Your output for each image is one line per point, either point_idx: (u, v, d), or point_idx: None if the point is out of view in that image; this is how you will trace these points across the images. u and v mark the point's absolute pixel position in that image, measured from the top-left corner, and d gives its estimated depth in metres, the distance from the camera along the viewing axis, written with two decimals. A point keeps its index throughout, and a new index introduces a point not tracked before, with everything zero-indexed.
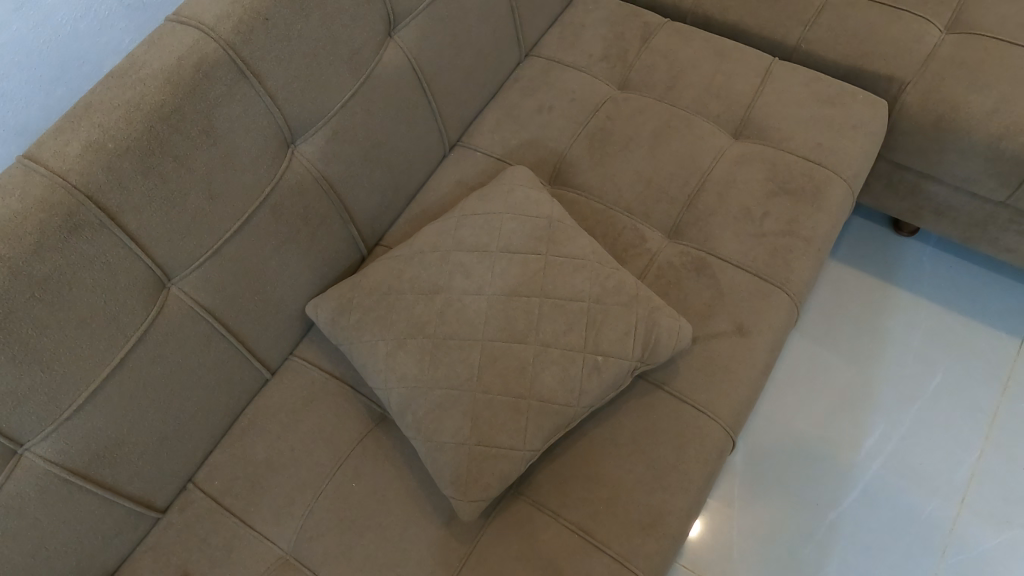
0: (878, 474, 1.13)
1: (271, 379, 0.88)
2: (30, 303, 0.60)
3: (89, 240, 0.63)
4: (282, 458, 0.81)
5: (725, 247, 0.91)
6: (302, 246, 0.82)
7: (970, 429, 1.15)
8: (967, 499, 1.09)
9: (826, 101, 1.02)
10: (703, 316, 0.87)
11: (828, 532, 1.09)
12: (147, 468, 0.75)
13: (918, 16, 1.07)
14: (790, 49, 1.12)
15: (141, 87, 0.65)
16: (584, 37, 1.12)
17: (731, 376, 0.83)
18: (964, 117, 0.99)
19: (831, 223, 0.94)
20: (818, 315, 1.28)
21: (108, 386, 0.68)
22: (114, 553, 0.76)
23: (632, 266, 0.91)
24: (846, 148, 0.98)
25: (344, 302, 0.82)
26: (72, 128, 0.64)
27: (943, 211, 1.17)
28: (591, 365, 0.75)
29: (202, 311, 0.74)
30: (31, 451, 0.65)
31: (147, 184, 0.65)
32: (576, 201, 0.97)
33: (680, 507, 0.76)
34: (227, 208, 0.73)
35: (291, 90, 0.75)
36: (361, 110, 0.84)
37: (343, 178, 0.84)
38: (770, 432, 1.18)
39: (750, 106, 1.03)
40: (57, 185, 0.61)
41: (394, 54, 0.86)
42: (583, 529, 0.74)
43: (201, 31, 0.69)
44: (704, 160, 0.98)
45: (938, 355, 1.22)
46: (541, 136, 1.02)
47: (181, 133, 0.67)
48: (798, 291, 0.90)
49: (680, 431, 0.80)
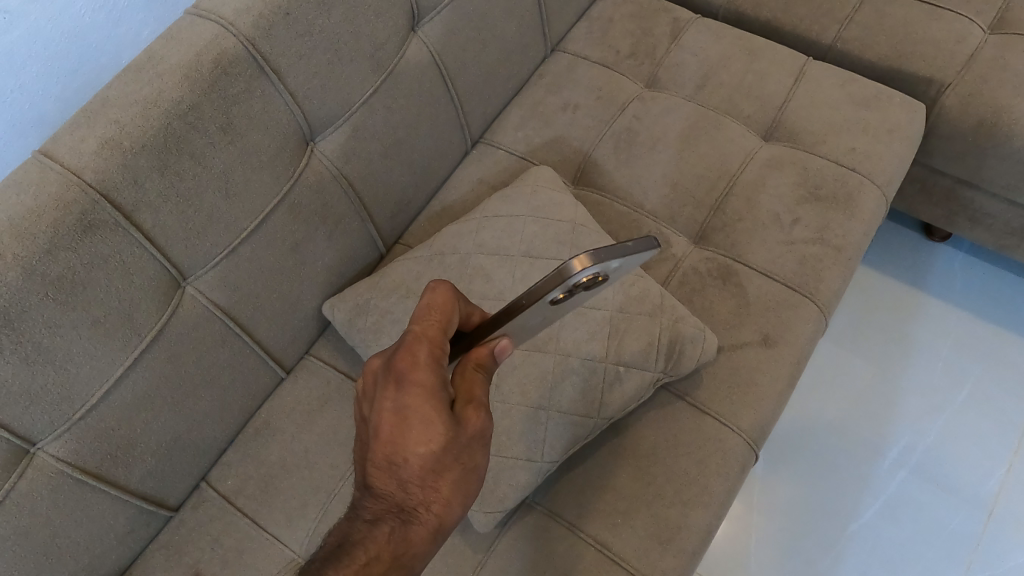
0: (902, 486, 1.10)
1: (286, 379, 0.86)
2: (43, 303, 0.59)
3: (103, 239, 0.61)
4: (295, 459, 0.80)
5: (752, 254, 0.88)
6: (320, 246, 0.81)
7: (1000, 441, 1.11)
8: (994, 515, 1.06)
9: (861, 103, 0.98)
10: (729, 325, 0.84)
11: (850, 543, 1.07)
12: (161, 467, 0.74)
13: (960, 15, 1.03)
14: (824, 49, 1.08)
15: (158, 83, 0.64)
16: (612, 32, 1.09)
17: (756, 388, 0.81)
18: (1007, 121, 0.95)
19: (864, 231, 0.91)
20: (845, 319, 1.25)
21: (123, 386, 0.67)
22: (126, 552, 0.75)
23: (656, 272, 0.89)
24: (880, 153, 0.94)
25: (361, 304, 0.80)
26: (88, 124, 0.62)
27: (979, 218, 1.12)
28: (612, 377, 0.74)
29: (217, 310, 0.73)
30: (43, 450, 0.64)
31: (162, 182, 0.64)
32: (599, 203, 0.94)
33: (701, 522, 0.74)
34: (244, 207, 0.71)
35: (312, 86, 0.73)
36: (383, 108, 0.82)
37: (363, 176, 0.82)
38: (793, 437, 1.16)
39: (782, 108, 1.00)
40: (71, 183, 0.60)
41: (416, 50, 0.84)
42: (600, 542, 0.73)
43: (220, 26, 0.67)
44: (732, 163, 0.95)
45: (968, 364, 1.18)
46: (565, 135, 1.00)
47: (197, 131, 0.65)
48: (828, 301, 0.87)
49: (701, 444, 0.78)
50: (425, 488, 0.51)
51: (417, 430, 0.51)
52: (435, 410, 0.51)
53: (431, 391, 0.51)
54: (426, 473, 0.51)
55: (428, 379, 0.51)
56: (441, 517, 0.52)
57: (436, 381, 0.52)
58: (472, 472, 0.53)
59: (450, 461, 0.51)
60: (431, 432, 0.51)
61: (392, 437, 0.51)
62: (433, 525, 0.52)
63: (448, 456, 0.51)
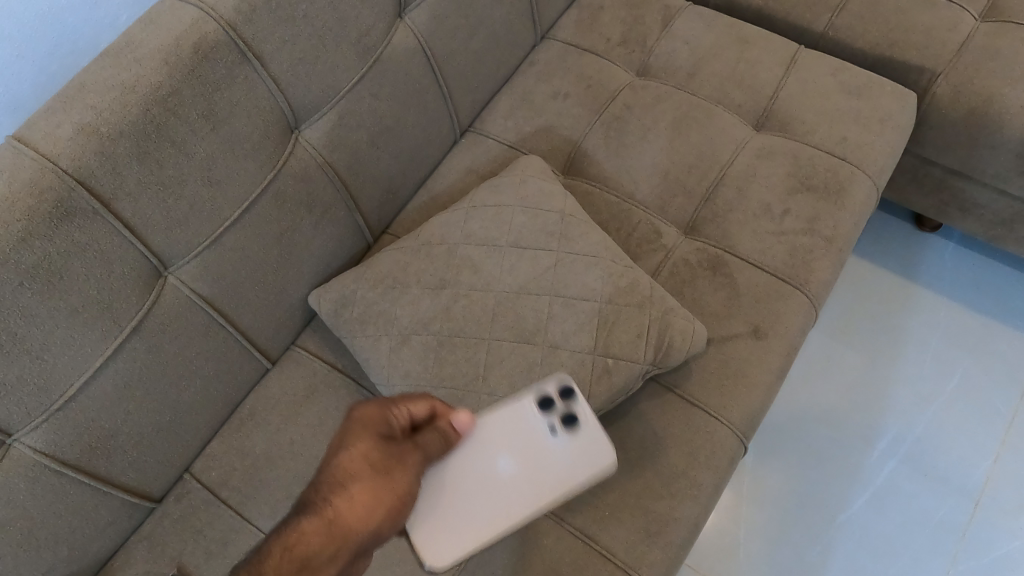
0: (890, 477, 1.10)
1: (272, 370, 0.85)
2: (19, 292, 0.58)
3: (80, 227, 0.60)
4: (281, 451, 0.80)
5: (742, 245, 0.87)
6: (306, 236, 0.79)
7: (987, 432, 1.12)
8: (980, 505, 1.07)
9: (853, 92, 0.97)
10: (719, 317, 0.84)
11: (837, 534, 1.07)
12: (143, 459, 0.73)
13: (952, 4, 1.02)
14: (816, 37, 1.07)
15: (137, 68, 0.62)
16: (603, 19, 1.07)
17: (745, 380, 0.80)
18: (998, 111, 0.94)
19: (855, 222, 0.90)
20: (837, 310, 1.25)
21: (102, 377, 0.66)
22: (107, 543, 0.74)
23: (646, 262, 0.88)
24: (872, 143, 0.94)
25: (348, 294, 0.79)
26: (64, 108, 0.61)
27: (969, 208, 1.12)
28: (601, 369, 0.73)
29: (200, 300, 0.72)
30: (21, 441, 0.63)
31: (141, 169, 0.63)
32: (589, 192, 0.93)
33: (689, 514, 0.74)
34: (227, 195, 0.70)
35: (296, 72, 0.72)
36: (369, 95, 0.80)
37: (349, 164, 0.81)
38: (782, 429, 1.16)
39: (774, 97, 0.99)
40: (46, 170, 0.58)
41: (403, 36, 0.83)
42: (587, 534, 0.73)
43: (200, 10, 0.65)
44: (723, 153, 0.94)
45: (957, 355, 1.18)
46: (555, 124, 0.99)
47: (177, 117, 0.64)
48: (818, 292, 0.86)
49: (690, 436, 0.77)
50: (336, 485, 0.52)
51: (346, 441, 0.55)
52: (367, 428, 0.56)
53: (373, 418, 0.57)
54: (338, 474, 0.53)
55: (369, 409, 0.57)
56: (348, 516, 0.51)
57: (380, 411, 0.57)
58: (389, 487, 0.54)
59: (365, 465, 0.54)
60: (363, 441, 0.55)
61: (330, 452, 0.55)
62: (340, 522, 0.51)
63: (364, 462, 0.54)
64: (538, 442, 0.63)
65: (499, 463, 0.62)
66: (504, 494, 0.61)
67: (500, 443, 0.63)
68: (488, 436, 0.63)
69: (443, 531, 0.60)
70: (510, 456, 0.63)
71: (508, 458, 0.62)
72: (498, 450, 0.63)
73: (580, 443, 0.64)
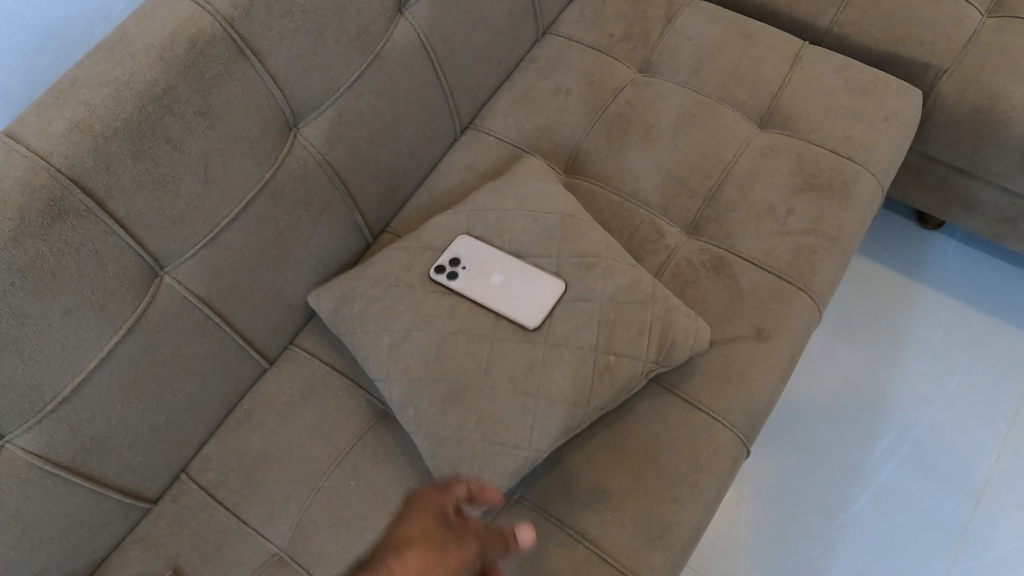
0: (891, 477, 1.10)
1: (269, 370, 0.84)
2: (11, 292, 0.57)
3: (74, 227, 0.59)
4: (278, 453, 0.79)
5: (746, 245, 0.86)
6: (304, 235, 0.78)
7: (988, 431, 1.11)
8: (982, 504, 1.06)
9: (858, 90, 0.96)
10: (722, 318, 0.83)
11: (838, 534, 1.06)
12: (138, 460, 0.72)
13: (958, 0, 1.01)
14: (821, 34, 1.06)
15: (131, 63, 0.61)
16: (605, 15, 1.06)
17: (748, 382, 0.79)
18: (1004, 109, 0.93)
19: (860, 222, 0.89)
20: (838, 308, 1.24)
21: (97, 378, 0.65)
22: (102, 545, 0.73)
23: (649, 262, 0.87)
24: (878, 142, 0.93)
25: (346, 292, 0.78)
26: (56, 105, 0.60)
27: (973, 206, 1.11)
28: (603, 364, 0.72)
29: (197, 300, 0.71)
30: (13, 443, 0.62)
31: (136, 168, 0.61)
32: (591, 191, 0.92)
33: (691, 518, 0.73)
34: (224, 194, 0.69)
35: (293, 68, 0.70)
36: (368, 91, 0.79)
37: (348, 162, 0.80)
38: (784, 428, 1.15)
39: (778, 94, 0.98)
40: (39, 168, 0.57)
41: (403, 31, 0.81)
42: (588, 538, 0.72)
43: (195, 4, 0.64)
44: (727, 151, 0.93)
45: (959, 354, 1.18)
46: (557, 121, 0.97)
47: (173, 114, 0.62)
48: (822, 293, 0.86)
49: (692, 438, 0.76)
50: None
51: (403, 518, 0.56)
52: (421, 511, 0.56)
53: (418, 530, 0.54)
54: None
55: (423, 504, 0.57)
56: None
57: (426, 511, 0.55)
58: None
59: (422, 539, 0.53)
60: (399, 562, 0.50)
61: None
62: None
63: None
64: (477, 267, 0.78)
65: (496, 281, 0.77)
66: (520, 280, 0.77)
67: (483, 284, 0.76)
68: (482, 296, 0.76)
69: (541, 296, 0.75)
70: (492, 276, 0.77)
71: (491, 277, 0.77)
72: (483, 281, 0.77)
73: (476, 247, 0.80)
